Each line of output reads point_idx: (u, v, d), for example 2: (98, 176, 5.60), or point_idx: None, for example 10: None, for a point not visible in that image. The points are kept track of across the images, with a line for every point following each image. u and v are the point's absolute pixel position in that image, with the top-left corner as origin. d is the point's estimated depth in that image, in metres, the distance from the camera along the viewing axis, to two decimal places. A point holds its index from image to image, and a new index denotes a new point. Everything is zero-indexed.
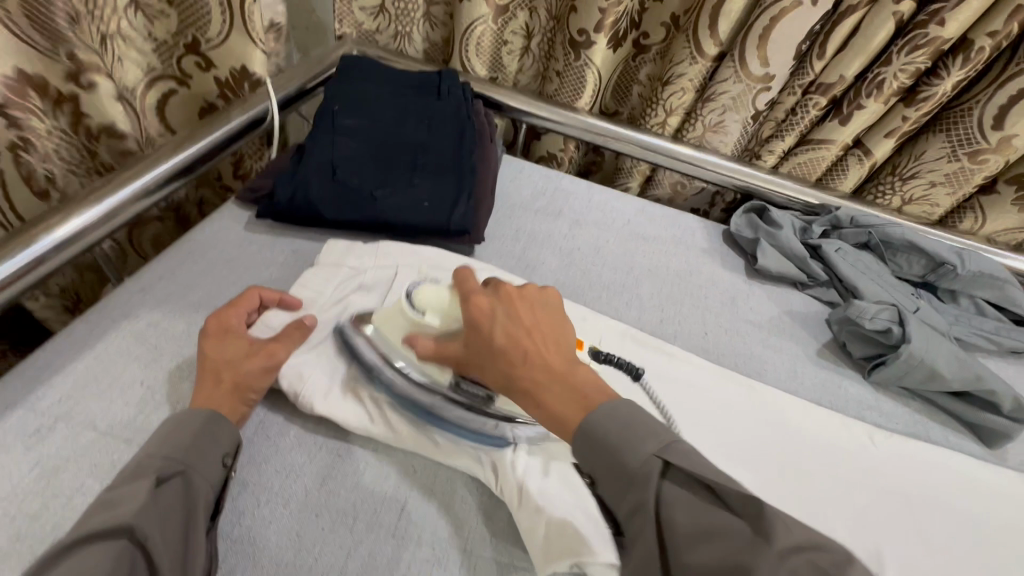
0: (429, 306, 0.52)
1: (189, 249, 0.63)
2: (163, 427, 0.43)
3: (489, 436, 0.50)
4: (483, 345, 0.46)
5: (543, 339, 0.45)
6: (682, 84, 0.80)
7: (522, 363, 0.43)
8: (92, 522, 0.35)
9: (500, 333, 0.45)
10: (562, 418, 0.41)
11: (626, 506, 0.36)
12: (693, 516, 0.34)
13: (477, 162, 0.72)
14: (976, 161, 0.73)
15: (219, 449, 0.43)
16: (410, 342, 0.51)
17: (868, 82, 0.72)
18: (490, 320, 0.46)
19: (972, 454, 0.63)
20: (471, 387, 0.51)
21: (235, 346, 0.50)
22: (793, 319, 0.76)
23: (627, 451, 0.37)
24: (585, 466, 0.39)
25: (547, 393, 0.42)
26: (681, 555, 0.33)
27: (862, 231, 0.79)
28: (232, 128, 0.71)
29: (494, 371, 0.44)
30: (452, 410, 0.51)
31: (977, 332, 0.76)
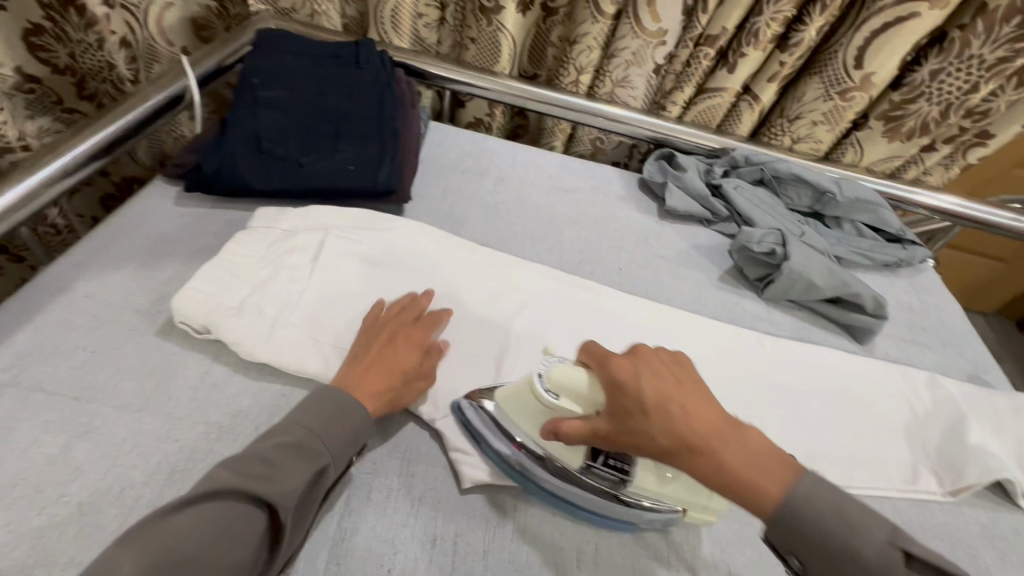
0: (567, 387, 0.46)
1: (120, 225, 0.65)
2: (313, 395, 0.48)
3: (628, 523, 0.49)
4: (631, 409, 0.42)
5: (693, 395, 0.43)
6: (588, 43, 0.86)
7: (685, 422, 0.41)
8: (244, 476, 0.41)
9: (650, 387, 0.42)
10: (756, 488, 0.40)
11: (768, 522, 0.40)
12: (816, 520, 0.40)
13: (399, 126, 0.76)
14: (847, 99, 0.82)
15: (357, 430, 0.47)
16: (552, 430, 0.45)
17: (746, 33, 0.80)
18: (637, 386, 0.42)
19: (845, 350, 0.74)
20: (605, 470, 0.49)
21: (409, 354, 0.54)
22: (699, 251, 0.84)
23: (819, 521, 0.39)
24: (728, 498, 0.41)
25: (726, 455, 0.41)
26: (894, 564, 0.38)
27: (755, 168, 0.89)
28: (149, 108, 0.73)
29: (656, 439, 0.41)
30: (581, 492, 0.49)
31: (856, 251, 0.87)
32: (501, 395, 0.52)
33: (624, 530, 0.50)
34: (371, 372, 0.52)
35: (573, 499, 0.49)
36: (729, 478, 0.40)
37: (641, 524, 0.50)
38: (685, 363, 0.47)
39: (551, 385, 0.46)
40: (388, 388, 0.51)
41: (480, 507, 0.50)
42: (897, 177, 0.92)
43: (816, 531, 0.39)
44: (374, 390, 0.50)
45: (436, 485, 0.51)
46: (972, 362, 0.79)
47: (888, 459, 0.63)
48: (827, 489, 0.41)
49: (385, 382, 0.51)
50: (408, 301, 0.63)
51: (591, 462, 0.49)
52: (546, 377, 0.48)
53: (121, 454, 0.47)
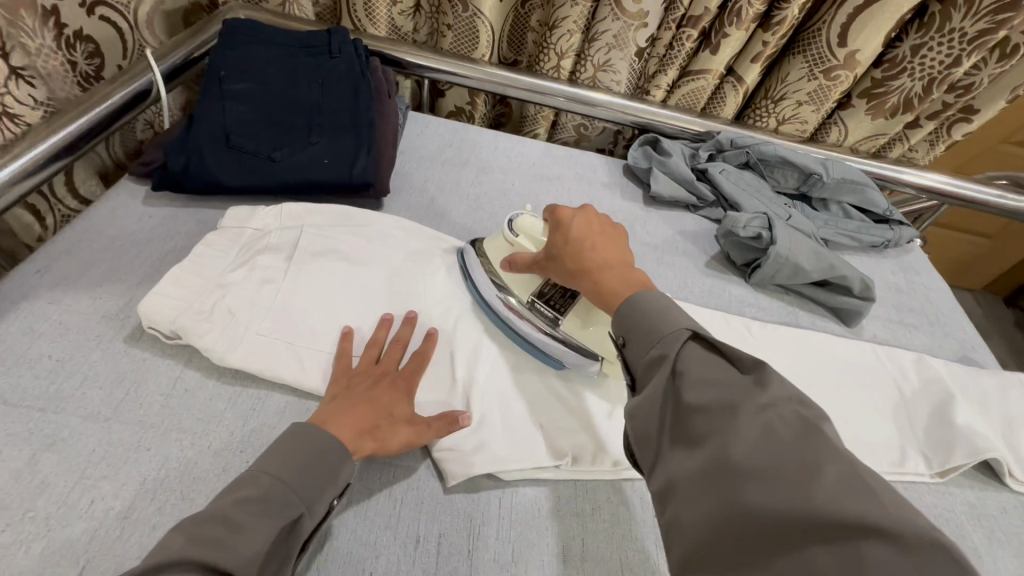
0: (529, 232, 0.62)
1: (87, 227, 0.63)
2: (284, 440, 0.44)
3: (552, 359, 0.59)
4: (562, 242, 0.56)
5: (609, 241, 0.56)
6: (568, 26, 0.84)
7: (590, 255, 0.54)
8: (197, 539, 0.35)
9: (578, 234, 0.55)
10: (612, 292, 0.51)
11: (647, 360, 0.43)
12: (709, 387, 0.39)
13: (374, 117, 0.74)
14: (831, 78, 0.81)
15: (331, 483, 0.43)
16: (508, 263, 0.62)
17: (728, 12, 0.78)
18: (571, 222, 0.57)
19: (832, 333, 0.74)
20: (545, 308, 0.60)
21: (400, 398, 0.51)
22: (685, 237, 0.83)
23: (719, 366, 0.40)
24: (619, 329, 0.47)
25: (608, 278, 0.52)
26: (736, 451, 0.35)
27: (741, 152, 0.87)
28: (114, 102, 0.70)
29: (565, 265, 0.56)
30: (524, 326, 0.59)
31: (843, 232, 0.87)
32: (488, 242, 0.66)
33: (552, 366, 0.59)
34: (357, 411, 0.48)
35: (527, 339, 0.59)
36: (600, 291, 0.52)
37: (565, 362, 0.59)
38: (624, 234, 0.58)
39: (519, 229, 0.63)
40: (373, 427, 0.48)
41: (463, 507, 0.49)
42: (882, 157, 0.91)
43: (699, 369, 0.40)
44: (358, 428, 0.47)
45: (418, 485, 0.50)
46: (958, 341, 0.79)
47: (876, 441, 0.62)
48: (728, 352, 0.41)
49: (370, 420, 0.48)
50: (387, 299, 0.61)
51: (534, 297, 0.61)
52: (515, 224, 0.64)
53: (90, 466, 0.45)
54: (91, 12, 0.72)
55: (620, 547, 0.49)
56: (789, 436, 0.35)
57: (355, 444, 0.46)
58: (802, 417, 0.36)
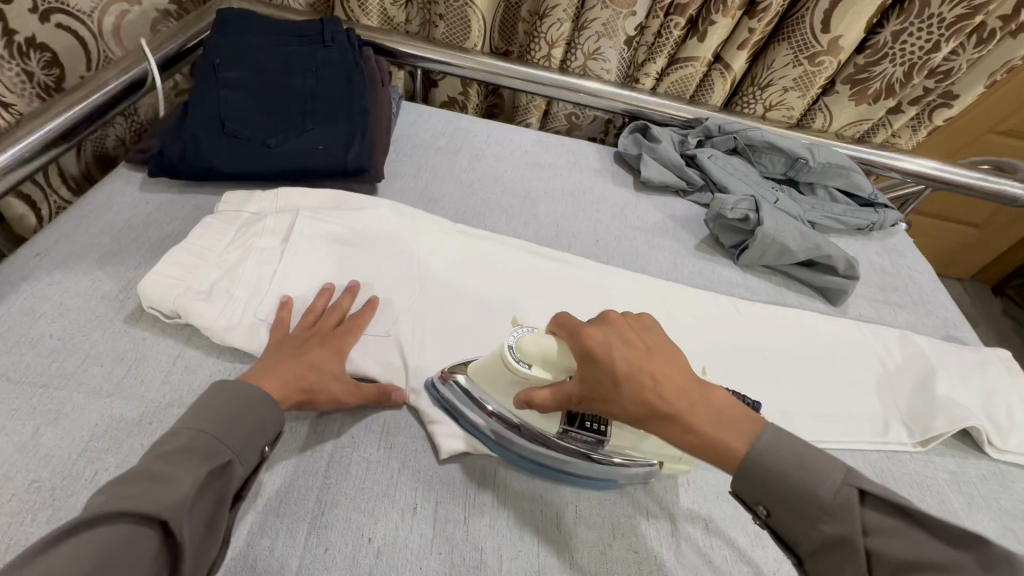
0: (535, 356, 0.47)
1: (84, 212, 0.64)
2: (206, 397, 0.44)
3: (606, 481, 0.51)
4: (606, 378, 0.43)
5: (668, 365, 0.44)
6: (558, 15, 0.85)
7: (660, 389, 0.42)
8: (125, 495, 0.34)
9: (625, 364, 0.43)
10: (724, 443, 0.41)
11: (817, 538, 0.39)
12: (919, 568, 0.36)
13: (368, 104, 0.75)
14: (815, 64, 0.82)
15: (259, 432, 0.44)
16: (524, 400, 0.47)
17: (714, 0, 0.79)
18: (610, 350, 0.44)
19: (819, 312, 0.75)
20: (580, 436, 0.50)
21: (326, 356, 0.52)
22: (675, 221, 0.85)
23: (810, 477, 0.39)
24: (753, 495, 0.41)
25: (699, 418, 0.41)
26: (879, 565, 0.37)
27: (729, 137, 0.89)
28: (109, 92, 0.71)
29: (633, 405, 0.42)
30: (556, 455, 0.51)
31: (830, 216, 0.89)
32: (472, 367, 0.52)
33: (606, 486, 0.52)
34: (285, 372, 0.49)
35: (547, 467, 0.51)
36: (698, 445, 0.41)
37: (621, 479, 0.52)
38: (653, 324, 0.49)
39: (523, 351, 0.47)
40: (301, 388, 0.49)
41: (459, 477, 0.51)
42: (867, 142, 0.93)
43: (784, 486, 0.40)
44: (286, 389, 0.48)
45: (415, 457, 0.51)
46: (942, 320, 0.80)
47: (861, 414, 0.64)
48: (906, 507, 0.38)
49: (296, 380, 0.49)
50: (383, 280, 0.63)
51: (567, 427, 0.50)
52: (518, 347, 0.48)
53: (93, 439, 0.46)
54: (44, 17, 0.71)
55: (604, 559, 0.48)
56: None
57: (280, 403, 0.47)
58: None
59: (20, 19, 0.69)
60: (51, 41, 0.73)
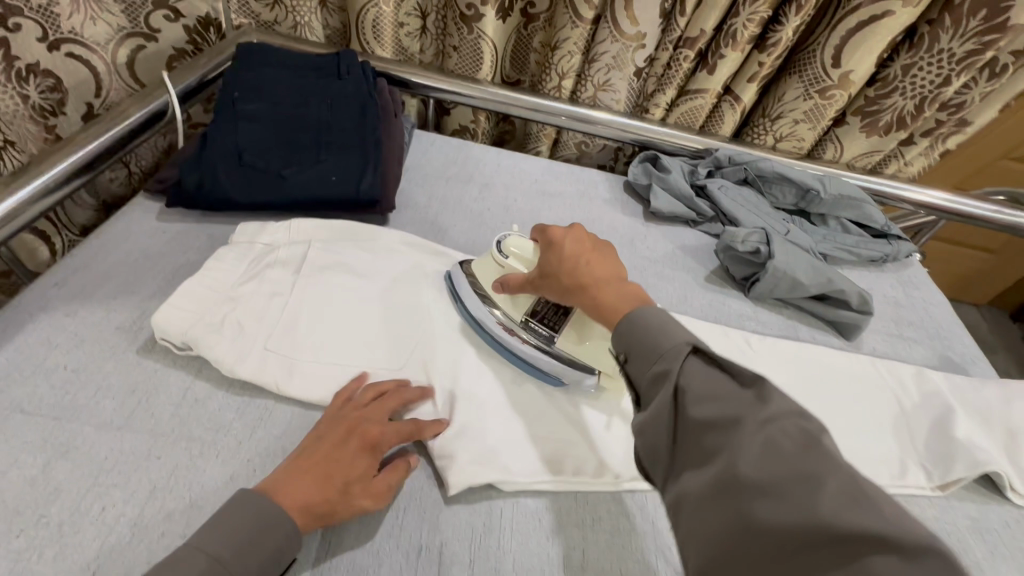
0: (513, 253, 0.64)
1: (102, 242, 0.65)
2: (229, 506, 0.42)
3: (552, 376, 0.60)
4: (555, 261, 0.56)
5: (605, 260, 0.55)
6: (568, 48, 0.87)
7: (585, 267, 0.53)
8: None
9: (569, 250, 0.55)
10: (614, 308, 0.49)
11: (650, 378, 0.41)
12: (710, 404, 0.38)
13: (381, 135, 0.77)
14: (826, 97, 0.83)
15: (271, 559, 0.41)
16: (500, 283, 0.63)
17: (724, 34, 0.80)
18: (562, 245, 0.56)
19: (832, 347, 0.74)
20: (539, 326, 0.61)
21: (361, 459, 0.48)
22: (685, 252, 0.85)
23: (665, 336, 0.43)
24: (624, 350, 0.45)
25: (607, 293, 0.51)
26: (761, 512, 0.32)
27: (739, 168, 0.89)
28: (131, 124, 0.73)
29: (563, 283, 0.55)
30: (518, 343, 0.61)
31: (842, 247, 0.88)
32: (477, 263, 0.67)
33: (552, 383, 0.60)
34: (315, 477, 0.45)
35: (512, 350, 0.61)
36: (601, 314, 0.50)
37: (563, 378, 0.60)
38: (614, 249, 0.57)
39: (508, 249, 0.64)
40: (326, 502, 0.44)
41: (465, 517, 0.50)
42: (879, 173, 0.92)
43: (638, 336, 0.44)
44: (308, 499, 0.44)
45: (419, 494, 0.51)
46: (959, 355, 0.79)
47: (876, 454, 0.63)
48: (761, 386, 0.38)
49: (324, 491, 0.45)
50: (392, 311, 0.63)
51: (529, 316, 0.62)
52: (503, 245, 0.65)
53: (102, 474, 0.46)
54: (52, 48, 0.71)
55: (620, 557, 0.50)
56: (794, 454, 0.34)
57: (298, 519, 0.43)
58: (803, 429, 0.35)
59: (29, 47, 0.69)
60: (58, 71, 0.73)
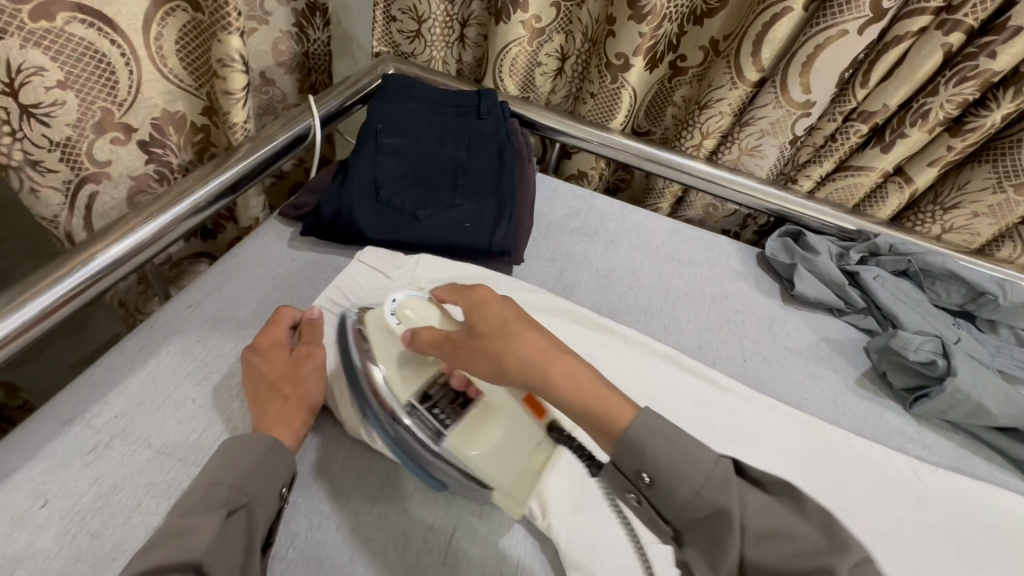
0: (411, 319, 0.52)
1: (237, 265, 0.64)
2: (223, 449, 0.43)
3: (439, 480, 0.49)
4: (492, 320, 0.44)
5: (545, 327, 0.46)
6: (720, 108, 0.80)
7: (538, 335, 0.42)
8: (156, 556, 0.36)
9: (510, 312, 0.44)
10: (606, 406, 0.39)
11: (624, 447, 0.38)
12: (773, 546, 0.34)
13: (517, 182, 0.73)
14: (1022, 194, 0.71)
15: (278, 478, 0.43)
16: (410, 336, 0.49)
17: (912, 112, 0.72)
18: (497, 302, 0.45)
19: (1018, 491, 0.63)
20: (428, 417, 0.48)
21: (278, 357, 0.52)
22: (830, 345, 0.75)
23: (687, 454, 0.37)
24: (631, 465, 0.38)
25: (570, 374, 0.41)
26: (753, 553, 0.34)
27: (901, 259, 0.79)
28: (277, 145, 0.73)
29: (518, 350, 0.41)
30: (404, 437, 0.49)
31: (1020, 364, 0.75)
32: (368, 313, 0.55)
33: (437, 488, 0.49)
34: (280, 421, 0.48)
35: (400, 445, 0.49)
36: (587, 399, 0.40)
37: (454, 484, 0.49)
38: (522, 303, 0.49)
39: (401, 312, 0.52)
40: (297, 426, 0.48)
41: None
42: None
43: (658, 453, 0.37)
44: (272, 413, 0.48)
45: None
46: None
47: None
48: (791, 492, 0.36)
49: (280, 397, 0.49)
50: None
51: (414, 402, 0.49)
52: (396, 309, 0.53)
53: None
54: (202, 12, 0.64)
55: None
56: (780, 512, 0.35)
57: (293, 448, 0.47)
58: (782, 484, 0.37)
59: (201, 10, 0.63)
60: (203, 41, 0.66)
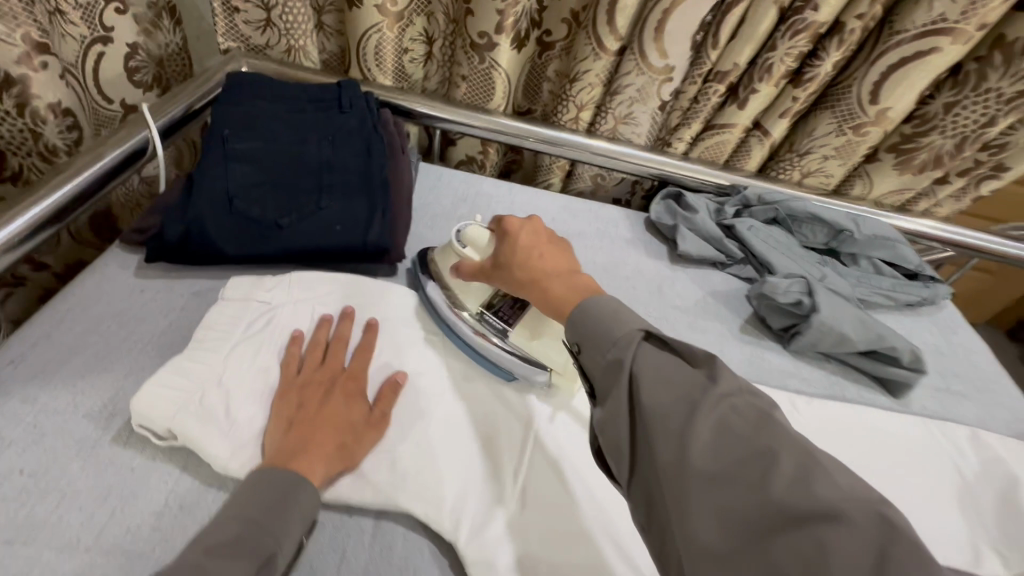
0: (477, 239, 0.61)
1: (69, 306, 0.57)
2: (252, 481, 0.42)
3: (503, 369, 0.58)
4: (510, 251, 0.56)
5: (558, 254, 0.56)
6: (588, 79, 0.81)
7: (535, 263, 0.53)
8: None
9: (524, 245, 0.55)
10: (561, 297, 0.49)
11: (604, 366, 0.42)
12: (663, 392, 0.39)
13: (389, 176, 0.69)
14: (861, 134, 0.78)
15: (304, 518, 0.42)
16: (455, 268, 0.61)
17: (758, 68, 0.75)
18: (518, 230, 0.56)
19: (880, 406, 0.69)
20: (494, 320, 0.60)
21: (357, 406, 0.50)
22: (716, 298, 0.79)
23: (615, 318, 0.44)
24: (574, 337, 0.45)
25: (555, 286, 0.51)
26: (644, 399, 0.39)
27: (769, 208, 0.83)
28: (107, 163, 0.64)
29: (512, 276, 0.55)
30: (473, 338, 0.58)
31: (878, 291, 0.82)
32: (439, 250, 0.65)
33: (503, 377, 0.58)
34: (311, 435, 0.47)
35: (473, 347, 0.58)
36: (558, 305, 0.49)
37: (516, 372, 0.58)
38: (568, 247, 0.58)
39: (467, 238, 0.62)
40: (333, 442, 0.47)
41: None
42: (909, 211, 0.88)
43: (592, 328, 0.44)
44: (326, 454, 0.46)
45: None
46: (1010, 411, 0.74)
47: (943, 535, 0.57)
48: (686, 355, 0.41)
49: (334, 442, 0.47)
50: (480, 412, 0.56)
51: (484, 309, 0.60)
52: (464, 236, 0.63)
53: None
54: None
55: None
56: (759, 443, 0.35)
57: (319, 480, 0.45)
58: (751, 408, 0.37)
59: None
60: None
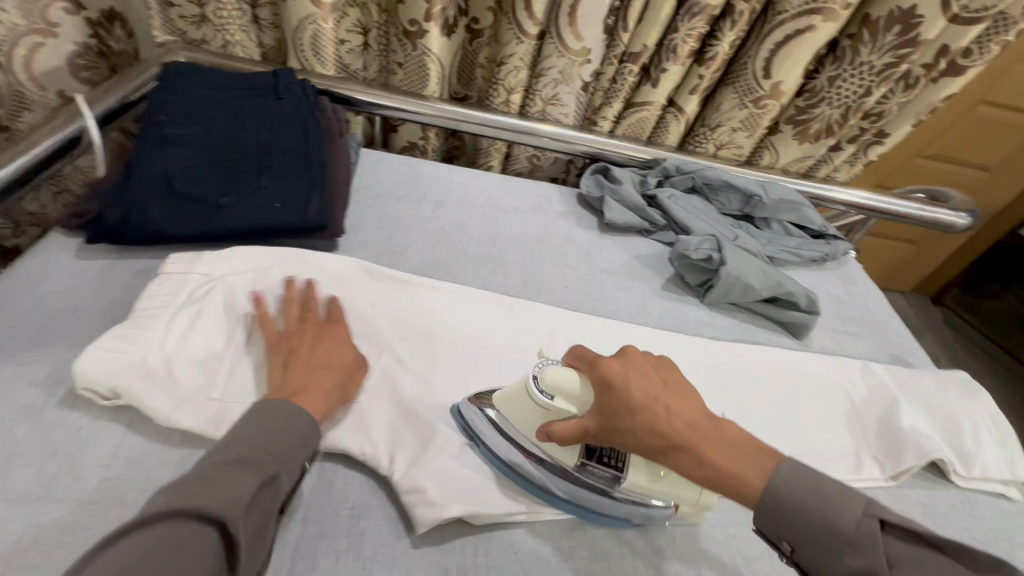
0: (558, 388, 0.51)
1: (8, 287, 0.58)
2: (257, 412, 0.46)
3: (620, 519, 0.52)
4: (624, 406, 0.46)
5: (681, 400, 0.48)
6: (515, 63, 0.86)
7: (682, 430, 0.45)
8: (183, 495, 0.37)
9: (640, 395, 0.46)
10: (740, 475, 0.44)
11: (842, 570, 0.40)
12: None
13: (326, 156, 0.73)
14: (760, 107, 0.87)
15: (300, 449, 0.46)
16: (546, 434, 0.50)
17: (665, 48, 0.82)
18: (625, 385, 0.47)
19: (784, 347, 0.78)
20: (598, 468, 0.52)
21: (341, 350, 0.55)
22: (641, 261, 0.86)
23: (827, 506, 0.41)
24: (775, 532, 0.43)
25: (712, 452, 0.45)
26: None
27: (687, 177, 0.91)
28: (38, 152, 0.66)
29: (638, 443, 0.46)
30: (580, 491, 0.52)
31: (785, 249, 0.91)
32: (500, 396, 0.55)
33: (620, 526, 0.53)
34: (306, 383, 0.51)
35: (580, 501, 0.52)
36: (723, 485, 0.44)
37: (633, 519, 0.53)
38: (675, 369, 0.52)
39: (547, 386, 0.51)
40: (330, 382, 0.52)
41: (434, 555, 0.48)
42: (811, 177, 0.97)
43: (794, 508, 0.42)
44: (320, 399, 0.50)
45: (389, 536, 0.49)
46: (898, 347, 0.84)
47: (832, 449, 0.66)
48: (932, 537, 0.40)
49: (330, 381, 0.52)
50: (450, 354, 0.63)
51: (585, 459, 0.52)
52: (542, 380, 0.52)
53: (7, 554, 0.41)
54: None
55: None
56: None
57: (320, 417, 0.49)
58: None
59: None
60: None
